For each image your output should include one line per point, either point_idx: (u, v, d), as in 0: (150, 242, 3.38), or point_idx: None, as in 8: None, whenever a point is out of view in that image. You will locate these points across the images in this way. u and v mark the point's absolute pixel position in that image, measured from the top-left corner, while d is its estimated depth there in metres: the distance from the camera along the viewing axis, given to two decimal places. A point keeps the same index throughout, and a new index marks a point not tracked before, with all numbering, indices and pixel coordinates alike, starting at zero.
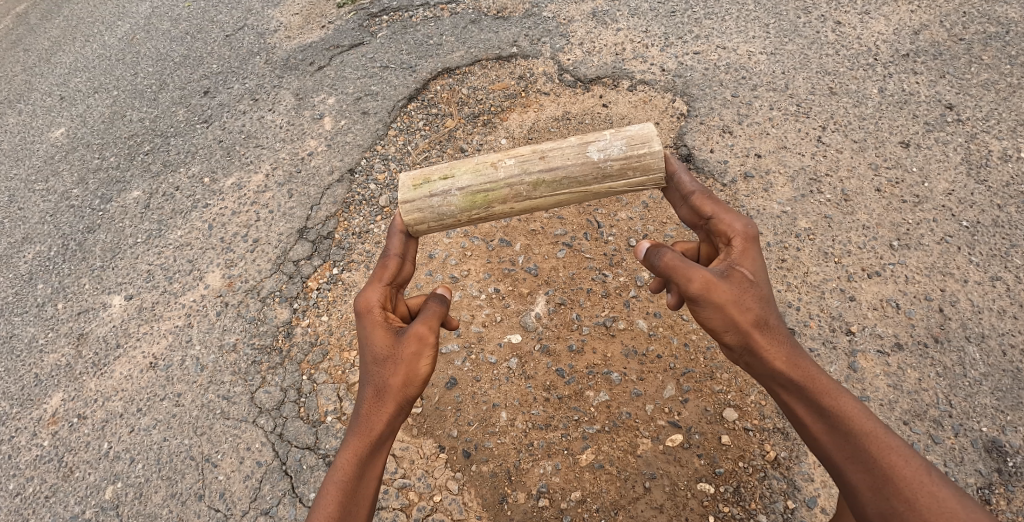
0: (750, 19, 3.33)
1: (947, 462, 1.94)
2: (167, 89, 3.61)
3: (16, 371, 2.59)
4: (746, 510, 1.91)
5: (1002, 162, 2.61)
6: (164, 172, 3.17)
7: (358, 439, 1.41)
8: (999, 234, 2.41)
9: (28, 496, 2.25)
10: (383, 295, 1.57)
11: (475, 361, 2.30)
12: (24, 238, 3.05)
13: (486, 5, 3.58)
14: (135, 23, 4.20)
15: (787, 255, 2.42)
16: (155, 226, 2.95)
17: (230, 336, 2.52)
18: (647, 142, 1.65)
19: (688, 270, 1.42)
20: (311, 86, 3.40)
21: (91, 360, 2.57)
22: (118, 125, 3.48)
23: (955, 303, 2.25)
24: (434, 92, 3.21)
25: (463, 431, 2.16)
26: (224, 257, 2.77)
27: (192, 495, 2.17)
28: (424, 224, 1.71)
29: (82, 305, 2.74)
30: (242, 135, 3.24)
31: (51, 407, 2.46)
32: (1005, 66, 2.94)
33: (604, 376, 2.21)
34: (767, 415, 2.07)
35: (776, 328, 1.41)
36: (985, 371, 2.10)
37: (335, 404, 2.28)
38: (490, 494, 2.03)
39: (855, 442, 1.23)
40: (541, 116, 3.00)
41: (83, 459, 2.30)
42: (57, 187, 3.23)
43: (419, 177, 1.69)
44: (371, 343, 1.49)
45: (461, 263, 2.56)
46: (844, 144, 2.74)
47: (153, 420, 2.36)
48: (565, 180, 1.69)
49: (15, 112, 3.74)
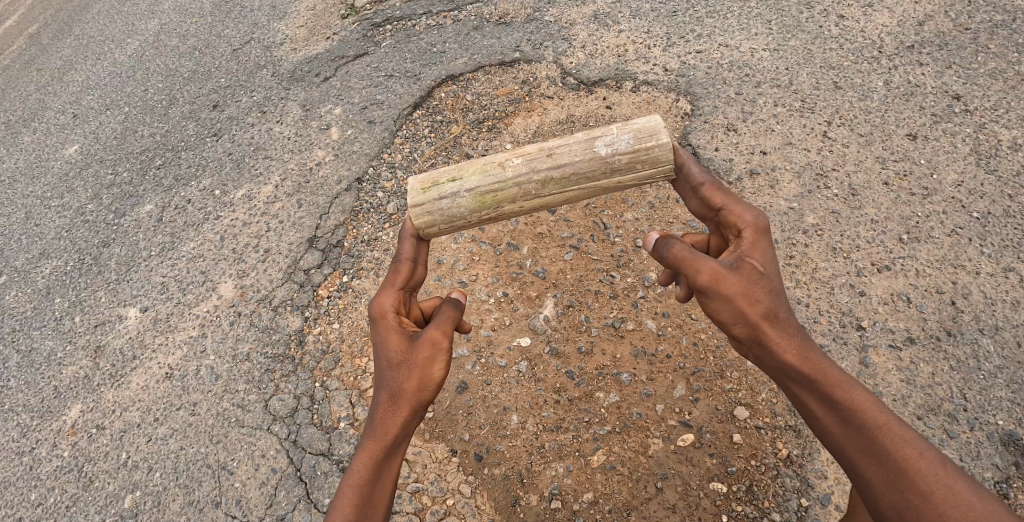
0: (752, 16, 3.33)
1: (963, 457, 1.92)
2: (177, 105, 3.67)
3: (36, 384, 2.64)
4: (759, 509, 1.91)
5: (1013, 151, 2.59)
6: (176, 186, 3.22)
7: (372, 444, 1.42)
8: (1012, 224, 2.38)
9: (49, 506, 2.29)
10: (397, 300, 1.58)
11: (486, 365, 2.32)
12: (41, 254, 3.11)
13: (488, 11, 3.61)
14: (144, 40, 4.29)
15: (796, 252, 2.41)
16: (168, 239, 3.01)
17: (243, 346, 2.56)
18: (654, 134, 1.65)
19: (698, 263, 1.43)
20: (318, 96, 3.45)
21: (108, 372, 2.62)
22: (130, 141, 3.55)
23: (967, 296, 2.23)
24: (439, 99, 3.24)
25: (475, 435, 2.17)
26: (236, 267, 2.81)
27: (209, 503, 2.20)
28: (435, 227, 1.73)
29: (98, 318, 2.80)
30: (251, 148, 3.29)
31: (71, 418, 2.51)
32: (1012, 55, 2.91)
33: (613, 377, 2.22)
34: (778, 412, 2.06)
35: (787, 320, 1.41)
36: (1000, 363, 2.08)
37: (347, 410, 2.31)
38: (502, 497, 2.04)
39: (869, 435, 1.22)
40: (545, 120, 3.02)
41: (102, 469, 2.34)
42: (72, 203, 3.30)
43: (428, 181, 1.72)
44: (385, 348, 1.50)
45: (469, 267, 2.58)
46: (851, 139, 2.73)
47: (169, 429, 2.40)
48: (573, 176, 1.70)
49: (29, 130, 3.83)
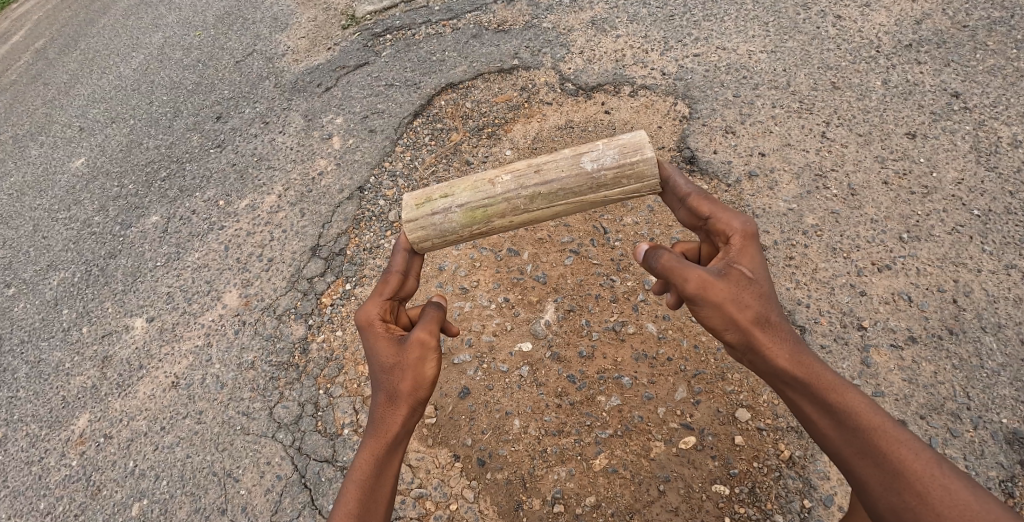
0: (749, 18, 3.34)
1: (967, 456, 1.91)
2: (181, 116, 3.73)
3: (44, 395, 2.68)
4: (762, 511, 1.90)
5: (1012, 147, 2.58)
6: (181, 197, 3.26)
7: (374, 441, 1.44)
8: (1013, 221, 2.37)
9: (58, 515, 2.32)
10: (384, 308, 1.59)
11: (487, 370, 2.33)
12: (49, 266, 3.16)
13: (487, 19, 3.65)
14: (149, 53, 4.36)
15: (796, 253, 2.41)
16: (173, 250, 3.04)
17: (248, 354, 2.58)
18: (640, 149, 1.67)
19: (685, 270, 1.44)
20: (320, 106, 3.49)
21: (115, 381, 2.65)
22: (135, 153, 3.60)
23: (969, 294, 2.22)
24: (439, 107, 3.27)
25: (477, 439, 2.18)
26: (241, 276, 2.85)
27: (215, 510, 2.22)
28: (428, 242, 1.74)
29: (106, 328, 2.83)
30: (254, 158, 3.33)
31: (79, 428, 2.54)
32: (1011, 51, 2.91)
33: (614, 380, 2.22)
34: (780, 414, 2.06)
35: (778, 325, 1.41)
36: (1003, 361, 2.07)
37: (351, 417, 2.33)
38: (505, 501, 2.05)
39: (864, 438, 1.21)
40: (544, 125, 3.04)
41: (110, 478, 2.37)
42: (79, 215, 3.35)
43: (422, 197, 1.73)
44: (377, 354, 1.51)
45: (470, 274, 2.59)
46: (849, 138, 2.73)
47: (176, 437, 2.42)
48: (561, 191, 1.72)
49: (37, 144, 3.89)
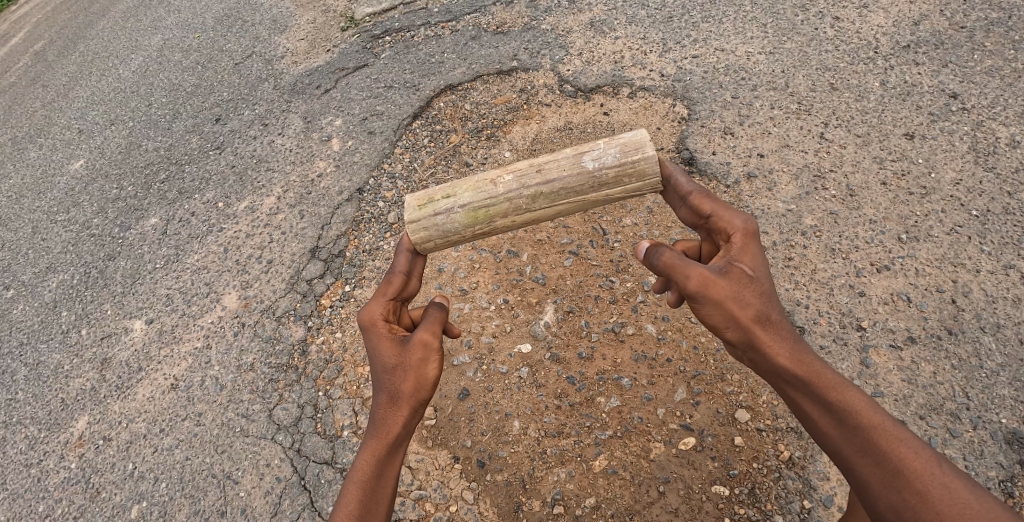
0: (748, 20, 3.35)
1: (967, 456, 1.91)
2: (180, 118, 3.73)
3: (43, 397, 2.67)
4: (761, 512, 1.90)
5: (1010, 148, 2.59)
6: (180, 199, 3.26)
7: (375, 442, 1.44)
8: (1011, 221, 2.38)
9: (57, 517, 2.32)
10: (386, 308, 1.59)
11: (487, 371, 2.33)
12: (48, 268, 3.16)
13: (486, 21, 3.66)
14: (148, 55, 4.36)
15: (795, 253, 2.41)
16: (172, 252, 3.04)
17: (247, 356, 2.58)
18: (641, 148, 1.67)
19: (687, 268, 1.44)
20: (319, 108, 3.49)
21: (115, 383, 2.64)
22: (135, 155, 3.60)
23: (968, 294, 2.22)
24: (438, 108, 3.27)
25: (477, 441, 2.18)
26: (241, 278, 2.84)
27: (215, 512, 2.22)
28: (431, 242, 1.74)
29: (105, 330, 2.83)
30: (253, 160, 3.33)
31: (78, 430, 2.53)
32: (1008, 51, 2.92)
33: (614, 381, 2.23)
34: (779, 414, 2.06)
35: (778, 323, 1.41)
36: (1002, 361, 2.07)
37: (351, 418, 2.32)
38: (505, 503, 2.05)
39: (864, 436, 1.21)
40: (544, 127, 3.04)
41: (109, 480, 2.37)
42: (79, 217, 3.35)
43: (424, 197, 1.73)
44: (378, 354, 1.51)
45: (470, 275, 2.60)
46: (848, 139, 2.74)
47: (175, 439, 2.42)
48: (563, 191, 1.72)
49: (36, 146, 3.89)
